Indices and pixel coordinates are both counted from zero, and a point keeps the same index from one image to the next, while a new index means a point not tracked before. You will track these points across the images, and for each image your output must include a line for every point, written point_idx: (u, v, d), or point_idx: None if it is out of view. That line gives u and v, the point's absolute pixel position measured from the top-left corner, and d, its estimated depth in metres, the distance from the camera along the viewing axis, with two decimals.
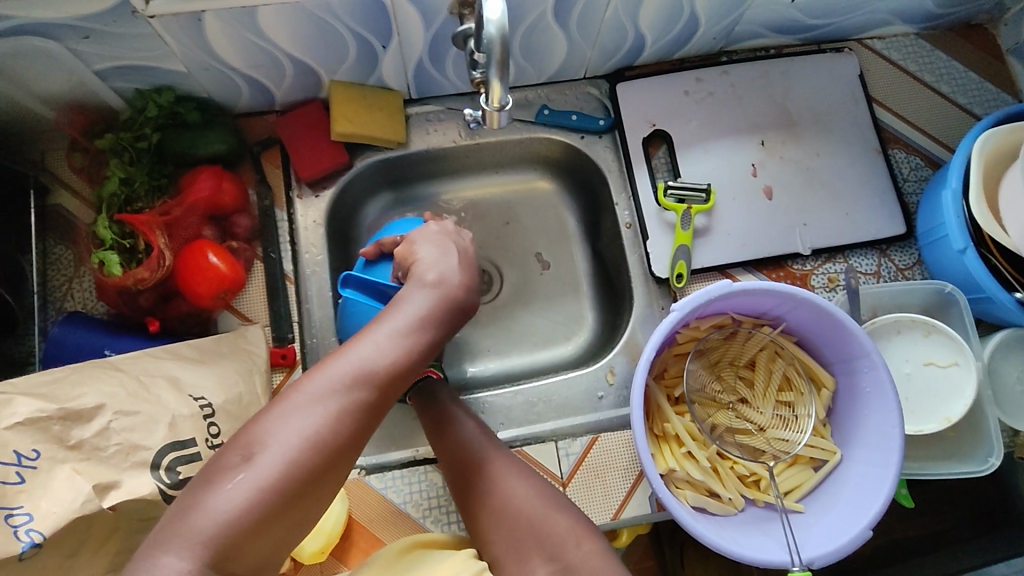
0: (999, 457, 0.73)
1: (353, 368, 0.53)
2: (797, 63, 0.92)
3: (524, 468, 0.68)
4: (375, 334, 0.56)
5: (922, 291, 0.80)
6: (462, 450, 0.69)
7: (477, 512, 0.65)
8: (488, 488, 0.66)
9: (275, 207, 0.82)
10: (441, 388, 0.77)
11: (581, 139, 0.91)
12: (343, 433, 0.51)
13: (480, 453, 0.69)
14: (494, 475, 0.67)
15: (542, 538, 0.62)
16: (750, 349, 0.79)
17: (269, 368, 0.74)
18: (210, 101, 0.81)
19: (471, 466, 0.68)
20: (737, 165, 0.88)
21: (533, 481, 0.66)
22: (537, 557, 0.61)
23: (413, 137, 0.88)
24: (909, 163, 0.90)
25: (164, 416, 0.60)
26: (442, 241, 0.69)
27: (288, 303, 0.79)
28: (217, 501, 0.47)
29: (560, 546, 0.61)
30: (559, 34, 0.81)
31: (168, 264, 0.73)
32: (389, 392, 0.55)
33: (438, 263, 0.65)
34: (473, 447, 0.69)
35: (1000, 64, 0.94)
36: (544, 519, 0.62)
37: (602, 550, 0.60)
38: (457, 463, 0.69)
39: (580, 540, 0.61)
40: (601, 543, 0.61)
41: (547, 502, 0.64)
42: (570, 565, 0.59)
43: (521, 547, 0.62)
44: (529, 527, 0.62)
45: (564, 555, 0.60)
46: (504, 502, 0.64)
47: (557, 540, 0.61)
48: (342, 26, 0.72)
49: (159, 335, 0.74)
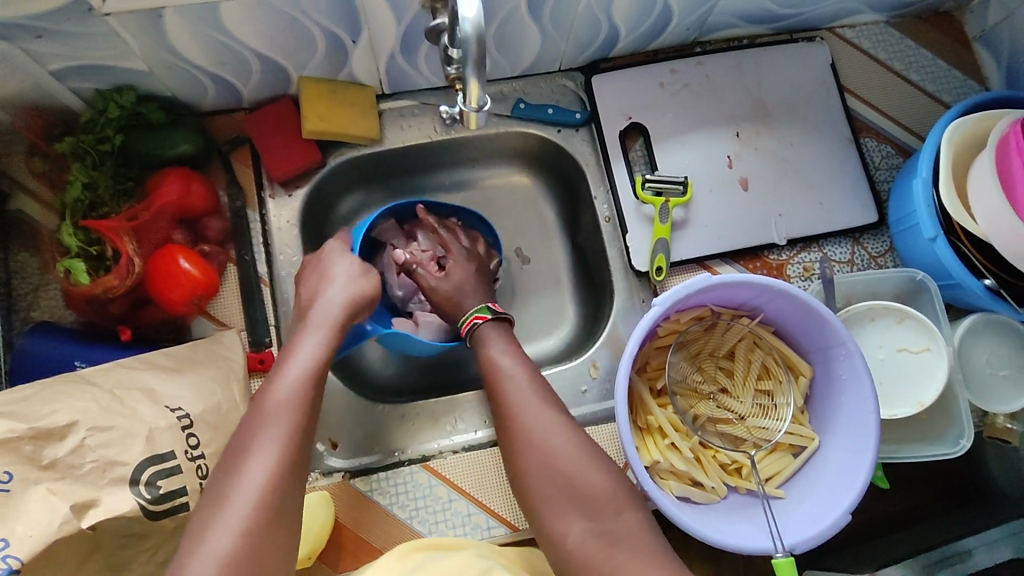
0: (970, 439, 0.75)
1: (271, 413, 0.55)
2: (769, 53, 0.92)
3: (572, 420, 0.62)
4: (276, 375, 0.59)
5: (894, 279, 0.82)
6: (513, 394, 0.64)
7: (520, 461, 0.60)
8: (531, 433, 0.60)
9: (247, 208, 0.81)
10: (499, 325, 0.73)
11: (558, 133, 0.91)
12: (286, 460, 0.52)
13: (532, 400, 0.63)
14: (544, 420, 0.61)
15: (580, 495, 0.56)
16: (729, 340, 0.80)
17: (247, 374, 0.74)
18: (175, 100, 0.79)
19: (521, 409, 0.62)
20: (713, 156, 0.88)
21: (573, 432, 0.60)
22: (575, 517, 0.56)
23: (388, 133, 0.86)
24: (880, 151, 0.92)
25: (140, 430, 0.59)
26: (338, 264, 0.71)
27: (264, 306, 0.78)
28: (207, 554, 0.47)
29: (601, 510, 0.55)
30: (533, 26, 0.80)
31: (138, 270, 0.71)
32: (311, 410, 0.57)
33: (322, 297, 0.68)
34: (525, 391, 0.64)
35: (966, 51, 0.95)
36: (583, 480, 0.57)
37: (644, 518, 0.55)
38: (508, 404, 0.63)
39: (621, 508, 0.56)
40: (642, 513, 0.56)
41: (593, 460, 0.58)
42: (605, 530, 0.54)
43: (560, 504, 0.57)
44: (569, 485, 0.57)
45: (603, 518, 0.55)
46: (546, 447, 0.59)
47: (597, 503, 0.56)
48: (310, 21, 0.70)
49: (132, 343, 0.72)
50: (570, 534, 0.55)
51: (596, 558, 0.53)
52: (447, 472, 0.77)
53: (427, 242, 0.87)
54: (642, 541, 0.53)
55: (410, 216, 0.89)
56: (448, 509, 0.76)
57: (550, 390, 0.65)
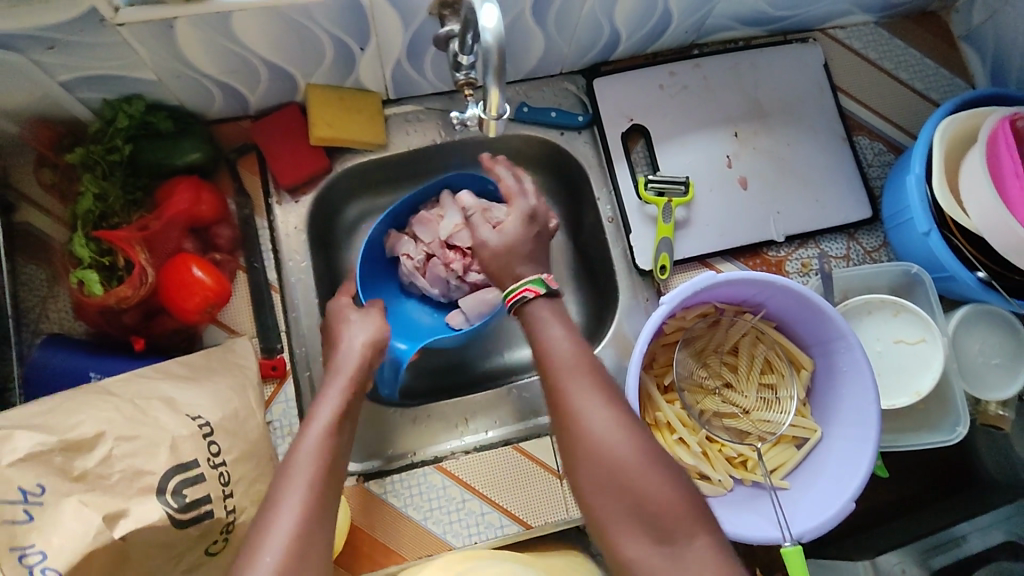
0: (966, 427, 0.78)
1: (296, 472, 0.55)
2: (764, 55, 0.94)
3: (639, 426, 0.57)
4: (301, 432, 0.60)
5: (890, 273, 0.85)
6: (572, 392, 0.58)
7: (578, 464, 0.56)
8: (597, 442, 0.55)
9: (255, 215, 0.81)
10: (553, 307, 0.65)
11: (560, 135, 0.92)
12: (314, 513, 0.53)
13: (595, 405, 0.57)
14: (610, 430, 0.56)
15: (650, 518, 0.53)
16: (733, 336, 0.82)
17: (261, 381, 0.74)
18: (182, 109, 0.79)
19: (585, 416, 0.57)
20: (712, 156, 0.90)
21: (639, 438, 0.56)
22: (644, 541, 0.53)
23: (392, 138, 0.87)
24: (873, 149, 0.95)
25: (164, 439, 0.59)
26: (352, 319, 0.73)
27: (275, 312, 0.78)
28: None
29: (674, 534, 0.52)
30: (536, 31, 0.81)
31: (151, 280, 0.72)
32: (336, 465, 0.58)
33: (343, 351, 0.70)
34: (589, 395, 0.58)
35: (953, 51, 0.98)
36: (653, 497, 0.53)
37: (715, 545, 0.53)
38: (569, 408, 0.58)
39: (694, 530, 0.53)
40: (713, 537, 0.53)
41: (666, 479, 0.54)
42: (677, 557, 0.52)
43: (624, 518, 0.54)
44: (638, 507, 0.53)
45: (673, 539, 0.52)
46: (613, 458, 0.55)
47: (666, 523, 0.53)
48: (319, 29, 0.71)
49: (145, 353, 0.73)
50: (640, 558, 0.53)
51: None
52: (461, 473, 0.78)
53: (429, 235, 0.87)
54: (715, 575, 0.51)
55: (408, 219, 0.90)
56: (462, 509, 0.77)
57: (613, 389, 0.59)
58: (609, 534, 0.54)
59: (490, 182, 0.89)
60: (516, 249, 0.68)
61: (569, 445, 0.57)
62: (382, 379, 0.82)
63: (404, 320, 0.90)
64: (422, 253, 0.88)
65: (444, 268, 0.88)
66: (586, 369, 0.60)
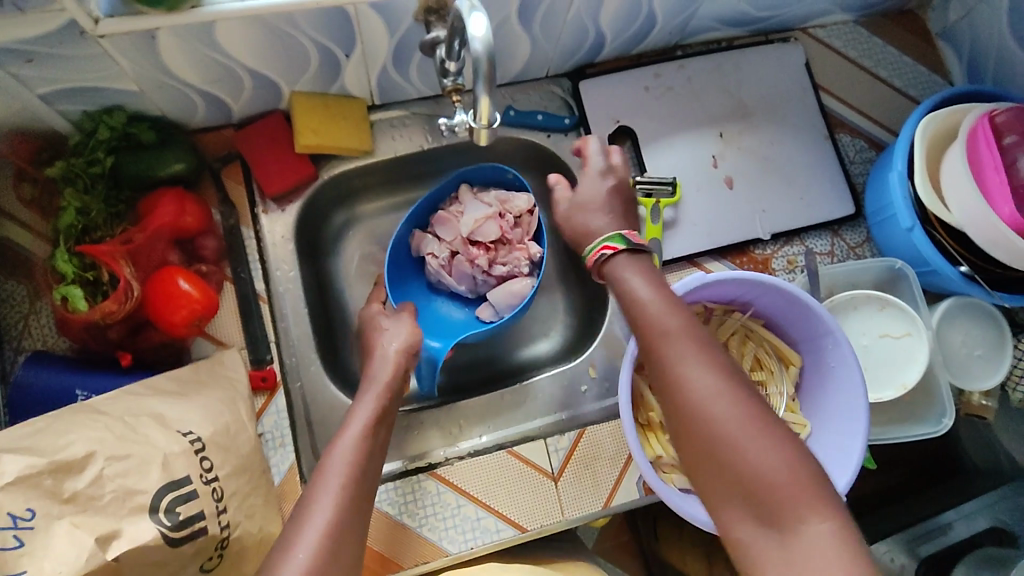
0: (951, 418, 0.79)
1: (330, 470, 0.59)
2: (747, 55, 0.95)
3: (746, 394, 0.52)
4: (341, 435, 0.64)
5: (874, 268, 0.86)
6: (669, 359, 0.55)
7: (681, 434, 0.53)
8: (697, 409, 0.52)
9: (241, 225, 0.81)
10: (645, 270, 0.63)
11: (548, 138, 0.92)
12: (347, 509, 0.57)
13: (693, 373, 0.54)
14: (713, 397, 0.52)
15: (756, 496, 0.48)
16: (722, 335, 0.83)
17: (251, 393, 0.73)
18: (164, 119, 0.78)
19: (684, 385, 0.53)
20: (698, 157, 0.91)
21: (742, 409, 0.51)
22: (751, 521, 0.49)
23: (378, 144, 0.87)
24: (855, 146, 0.96)
25: (155, 456, 0.58)
26: (386, 326, 0.80)
27: (264, 323, 0.78)
28: None
29: (784, 515, 0.47)
30: (522, 35, 0.81)
31: (137, 294, 0.70)
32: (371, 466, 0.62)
33: (379, 362, 0.74)
34: (689, 362, 0.54)
35: (930, 48, 1.00)
36: (760, 474, 0.48)
37: (837, 531, 0.46)
38: (669, 375, 0.55)
39: (807, 514, 0.47)
40: (832, 522, 0.46)
41: (775, 452, 0.49)
42: (788, 539, 0.47)
43: (728, 492, 0.50)
44: (744, 482, 0.49)
45: (783, 522, 0.47)
46: (715, 428, 0.51)
47: (776, 503, 0.48)
48: (304, 37, 0.70)
49: (133, 368, 0.71)
50: (750, 540, 0.49)
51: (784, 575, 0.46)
52: (455, 479, 0.78)
53: (450, 233, 0.88)
54: (834, 563, 0.45)
55: (427, 218, 0.91)
56: (458, 515, 0.77)
57: (716, 354, 0.55)
58: (716, 512, 0.51)
59: (508, 170, 0.89)
60: (591, 204, 0.71)
61: (671, 414, 0.54)
62: (421, 377, 0.86)
63: (436, 316, 0.92)
64: (446, 251, 0.89)
65: (469, 263, 0.89)
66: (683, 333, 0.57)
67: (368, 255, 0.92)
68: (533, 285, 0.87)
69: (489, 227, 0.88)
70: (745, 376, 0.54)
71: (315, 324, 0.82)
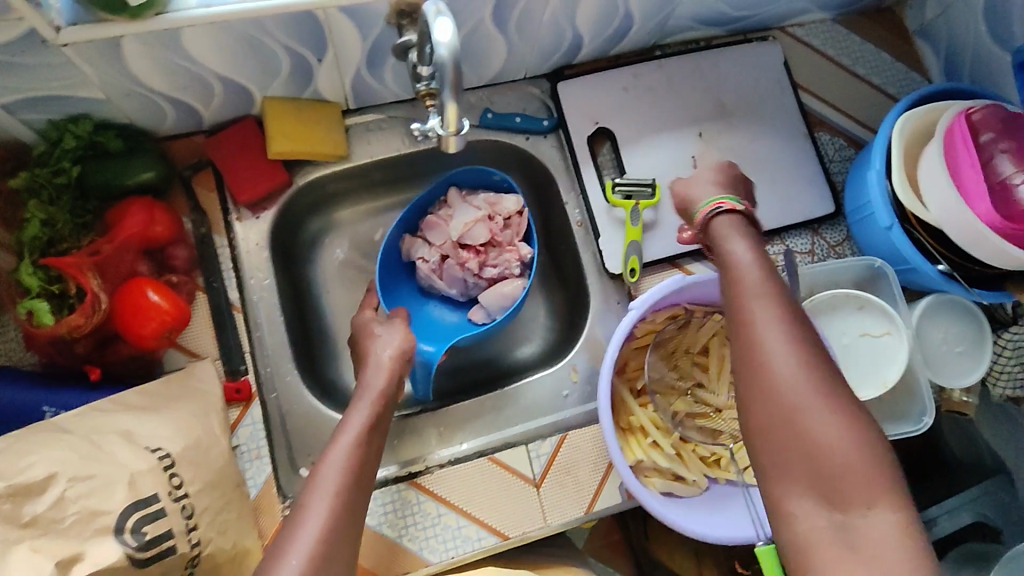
0: (932, 416, 0.79)
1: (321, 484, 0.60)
2: (726, 54, 0.94)
3: (829, 378, 0.55)
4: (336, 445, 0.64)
5: (854, 267, 0.86)
6: (760, 332, 0.58)
7: (756, 403, 0.56)
8: (782, 384, 0.55)
9: (213, 233, 0.79)
10: (749, 238, 0.66)
11: (526, 140, 0.91)
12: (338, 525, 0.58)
13: (783, 345, 0.57)
14: (797, 377, 0.55)
15: (823, 473, 0.51)
16: (703, 336, 0.82)
17: (225, 405, 0.72)
18: (132, 127, 0.76)
19: (770, 360, 0.56)
20: (678, 157, 0.90)
21: (824, 393, 0.54)
22: (811, 497, 0.51)
23: (354, 149, 0.85)
24: (834, 145, 0.96)
25: (121, 475, 0.58)
26: (378, 332, 0.78)
27: (238, 333, 0.76)
28: None
29: (847, 497, 0.50)
30: (498, 37, 0.80)
31: (105, 306, 0.69)
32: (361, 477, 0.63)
33: (372, 366, 0.74)
34: (776, 339, 0.57)
35: (908, 45, 1.00)
36: (832, 454, 0.51)
37: (900, 522, 0.49)
38: (754, 341, 0.58)
39: (872, 499, 0.50)
40: (900, 516, 0.49)
41: (847, 433, 0.52)
42: (843, 524, 0.50)
43: (791, 467, 0.53)
44: (815, 458, 0.52)
45: (844, 504, 0.50)
46: (797, 406, 0.54)
47: (839, 482, 0.50)
48: (275, 42, 0.69)
49: (101, 383, 0.69)
50: (802, 516, 0.51)
51: (837, 554, 0.49)
52: (435, 487, 0.77)
53: (440, 237, 0.88)
54: (892, 551, 0.47)
55: (417, 222, 0.90)
56: (438, 524, 0.76)
57: (806, 332, 0.58)
58: (770, 483, 0.54)
59: (494, 173, 0.88)
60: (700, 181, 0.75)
61: (748, 378, 0.57)
62: (415, 382, 0.84)
63: (429, 321, 0.91)
64: (436, 255, 0.89)
65: (460, 267, 0.89)
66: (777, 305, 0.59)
67: (346, 261, 0.91)
68: (524, 287, 0.87)
69: (479, 229, 0.87)
70: (831, 357, 0.57)
71: (291, 333, 0.80)
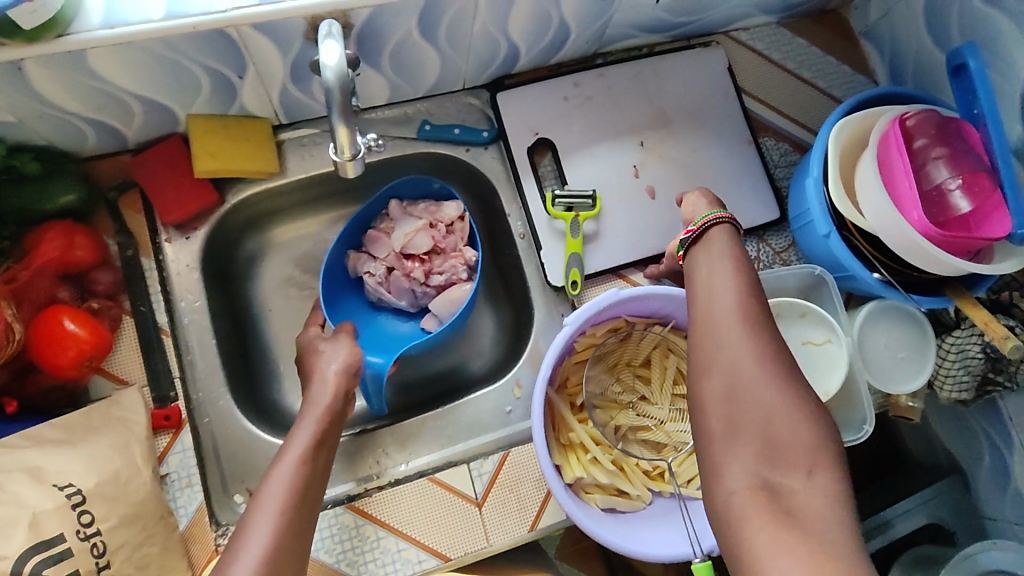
0: (871, 424, 0.79)
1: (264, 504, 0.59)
2: (668, 61, 0.93)
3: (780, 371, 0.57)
4: (280, 464, 0.63)
5: (796, 275, 0.85)
6: (728, 339, 0.58)
7: (715, 403, 0.57)
8: (744, 384, 0.56)
9: (140, 255, 0.77)
10: (734, 252, 0.64)
11: (467, 152, 0.90)
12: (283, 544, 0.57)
13: (749, 347, 0.57)
14: (760, 380, 0.56)
15: (773, 450, 0.53)
16: (644, 349, 0.82)
17: (152, 433, 0.70)
18: (51, 148, 0.73)
19: (731, 362, 0.57)
20: (620, 167, 0.89)
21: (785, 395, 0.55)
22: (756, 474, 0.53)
23: (288, 164, 0.83)
24: (779, 150, 0.95)
25: (23, 516, 0.59)
26: (324, 349, 0.76)
27: (166, 358, 0.74)
28: None
29: (787, 467, 0.52)
30: (429, 49, 0.79)
31: (20, 335, 0.67)
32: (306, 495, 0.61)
33: (319, 381, 0.72)
34: (738, 343, 0.58)
35: (854, 47, 0.99)
36: (785, 446, 0.53)
37: (834, 493, 0.51)
38: (718, 346, 0.58)
39: (811, 470, 0.52)
40: (833, 484, 0.51)
41: (798, 420, 0.54)
42: (776, 493, 0.51)
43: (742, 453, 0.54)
44: (769, 449, 0.53)
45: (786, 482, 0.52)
46: (756, 404, 0.55)
47: (788, 467, 0.52)
48: (191, 61, 0.67)
49: (19, 416, 0.68)
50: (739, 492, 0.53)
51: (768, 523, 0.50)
52: (373, 511, 0.76)
53: (383, 250, 0.87)
54: (829, 521, 0.49)
55: (360, 237, 0.88)
56: (377, 547, 0.75)
57: (772, 334, 0.59)
58: (716, 460, 0.55)
59: (433, 181, 0.86)
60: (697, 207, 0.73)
61: (709, 378, 0.58)
62: (368, 397, 0.82)
63: (380, 333, 0.89)
64: (382, 268, 0.87)
65: (406, 278, 0.87)
66: (754, 299, 0.60)
67: (286, 278, 0.89)
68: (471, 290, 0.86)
69: (420, 237, 0.86)
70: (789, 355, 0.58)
71: (224, 354, 0.79)
